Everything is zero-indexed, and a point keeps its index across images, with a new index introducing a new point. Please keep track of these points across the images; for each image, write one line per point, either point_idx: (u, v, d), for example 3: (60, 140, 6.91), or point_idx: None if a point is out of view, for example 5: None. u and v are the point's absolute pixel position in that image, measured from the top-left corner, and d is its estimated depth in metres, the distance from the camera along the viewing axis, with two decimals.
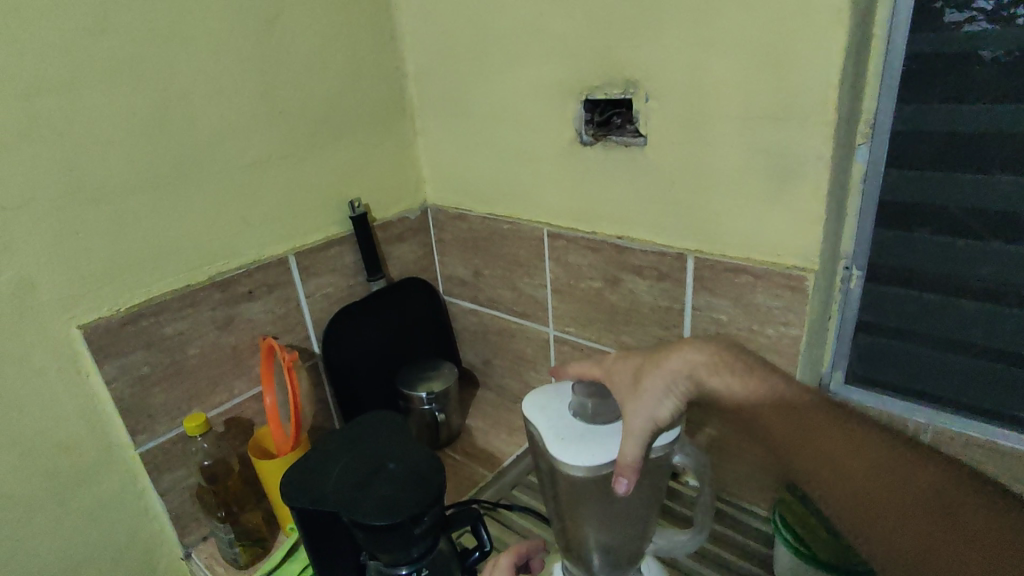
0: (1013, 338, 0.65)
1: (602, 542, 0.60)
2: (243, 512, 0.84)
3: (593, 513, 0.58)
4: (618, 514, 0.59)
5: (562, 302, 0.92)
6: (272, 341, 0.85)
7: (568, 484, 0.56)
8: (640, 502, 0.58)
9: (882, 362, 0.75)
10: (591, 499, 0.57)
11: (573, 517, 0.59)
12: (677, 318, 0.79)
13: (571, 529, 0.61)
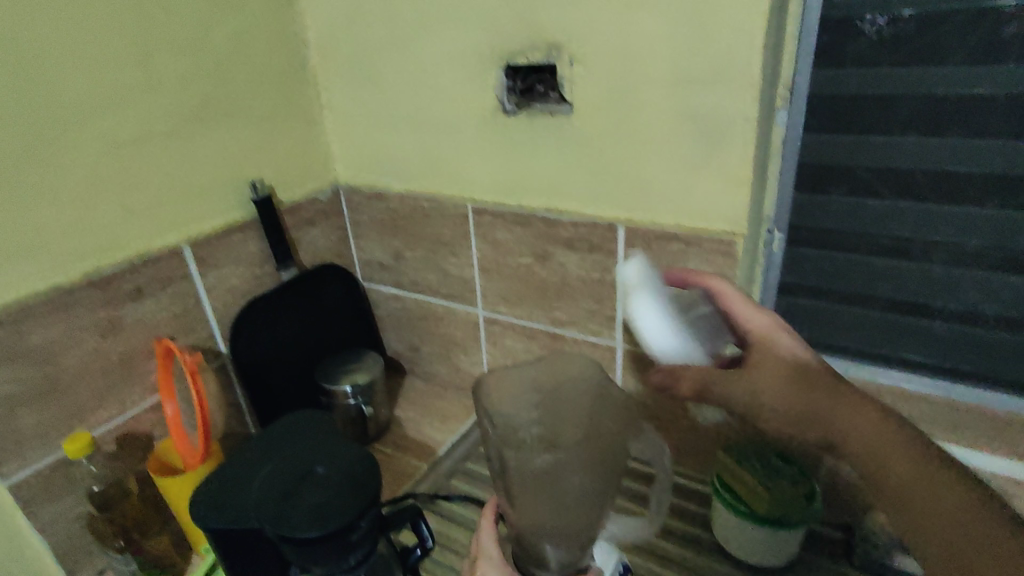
0: (917, 291, 0.69)
1: (557, 537, 0.55)
2: (145, 540, 0.75)
3: (542, 501, 0.54)
4: (569, 502, 0.54)
5: (491, 280, 0.89)
6: (168, 343, 0.76)
7: (518, 471, 0.54)
8: (593, 487, 0.55)
9: (801, 321, 0.78)
10: (540, 485, 0.54)
11: (522, 508, 0.55)
12: (609, 290, 0.78)
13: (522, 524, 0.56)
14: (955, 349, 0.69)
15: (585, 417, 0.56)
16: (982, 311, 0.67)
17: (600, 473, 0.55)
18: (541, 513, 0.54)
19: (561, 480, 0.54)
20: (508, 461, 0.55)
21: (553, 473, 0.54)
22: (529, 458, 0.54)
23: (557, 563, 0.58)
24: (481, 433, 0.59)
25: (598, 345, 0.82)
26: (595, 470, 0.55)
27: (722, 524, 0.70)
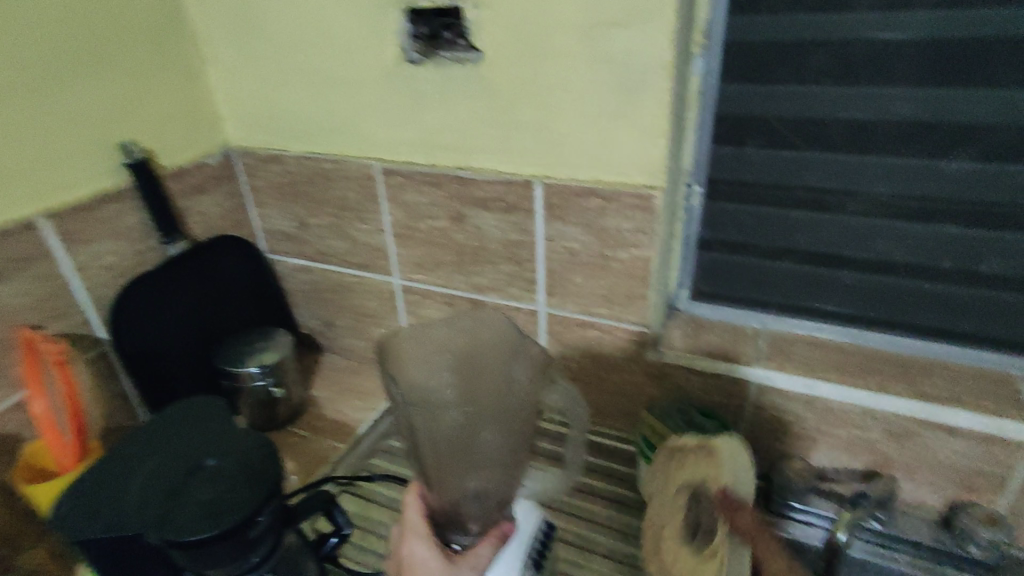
0: (830, 241, 0.70)
1: (477, 497, 0.54)
2: (16, 556, 0.68)
3: (455, 462, 0.53)
4: (479, 460, 0.53)
5: (405, 246, 0.83)
6: (30, 334, 0.67)
7: (430, 434, 0.53)
8: (506, 446, 0.54)
9: (720, 276, 0.77)
10: (454, 448, 0.53)
11: (437, 471, 0.54)
12: (528, 251, 0.74)
13: (442, 488, 0.54)
14: (863, 297, 0.71)
15: (488, 372, 0.54)
16: (891, 259, 0.68)
17: (512, 430, 0.54)
18: (457, 475, 0.54)
19: (471, 440, 0.53)
20: (416, 425, 0.53)
21: (463, 432, 0.53)
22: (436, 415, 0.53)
23: (478, 524, 0.56)
24: (388, 396, 0.55)
25: (520, 309, 0.79)
26: (507, 427, 0.54)
27: (644, 483, 0.71)
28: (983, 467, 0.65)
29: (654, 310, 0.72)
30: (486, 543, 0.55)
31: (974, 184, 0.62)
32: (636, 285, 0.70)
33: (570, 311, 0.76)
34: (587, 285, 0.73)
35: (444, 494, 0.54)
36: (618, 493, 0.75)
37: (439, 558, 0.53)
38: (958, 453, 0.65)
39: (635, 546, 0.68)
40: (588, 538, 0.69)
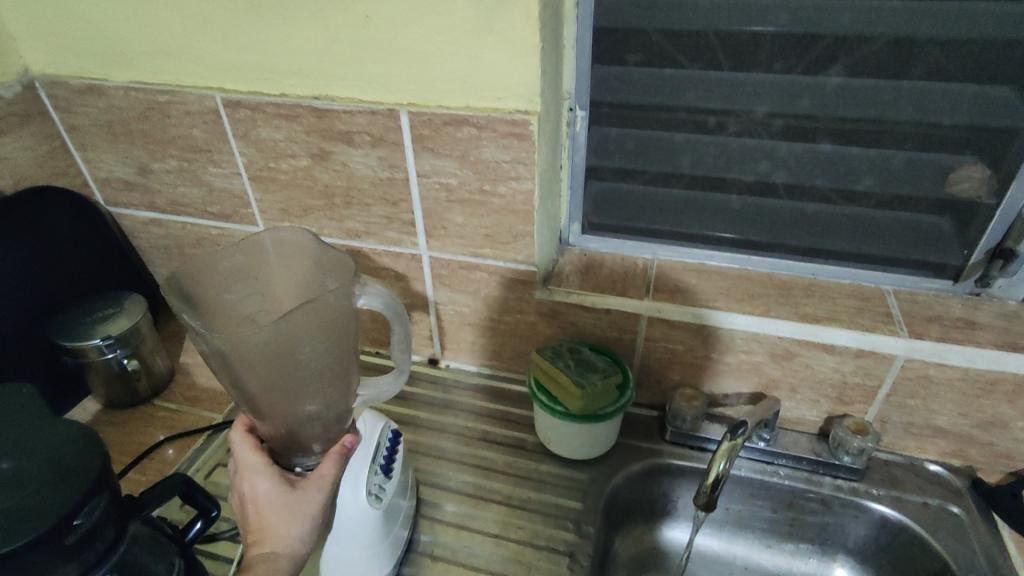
0: (712, 164, 0.68)
1: (314, 422, 0.52)
2: None
3: (279, 384, 0.48)
4: (309, 383, 0.49)
5: (265, 191, 0.73)
6: None
7: (242, 361, 0.46)
8: (330, 359, 0.49)
9: (614, 207, 0.74)
10: (270, 368, 0.47)
11: (262, 398, 0.50)
12: (402, 189, 0.67)
13: (270, 415, 0.51)
14: (747, 221, 0.71)
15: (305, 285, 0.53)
16: (771, 181, 0.68)
17: (337, 342, 0.49)
18: (287, 403, 0.50)
19: (290, 360, 0.47)
20: (224, 357, 0.46)
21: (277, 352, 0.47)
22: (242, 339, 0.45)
23: (320, 444, 0.54)
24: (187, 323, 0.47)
25: (402, 254, 0.73)
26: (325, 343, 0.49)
27: (543, 424, 0.69)
28: (860, 381, 0.66)
29: (539, 248, 0.68)
30: (329, 458, 0.52)
31: (849, 99, 0.61)
32: (519, 221, 0.66)
33: (454, 253, 0.71)
34: (468, 223, 0.68)
35: (279, 424, 0.51)
36: (514, 436, 0.73)
37: (280, 483, 0.51)
38: (833, 368, 0.66)
39: (529, 489, 0.67)
40: (483, 486, 0.67)
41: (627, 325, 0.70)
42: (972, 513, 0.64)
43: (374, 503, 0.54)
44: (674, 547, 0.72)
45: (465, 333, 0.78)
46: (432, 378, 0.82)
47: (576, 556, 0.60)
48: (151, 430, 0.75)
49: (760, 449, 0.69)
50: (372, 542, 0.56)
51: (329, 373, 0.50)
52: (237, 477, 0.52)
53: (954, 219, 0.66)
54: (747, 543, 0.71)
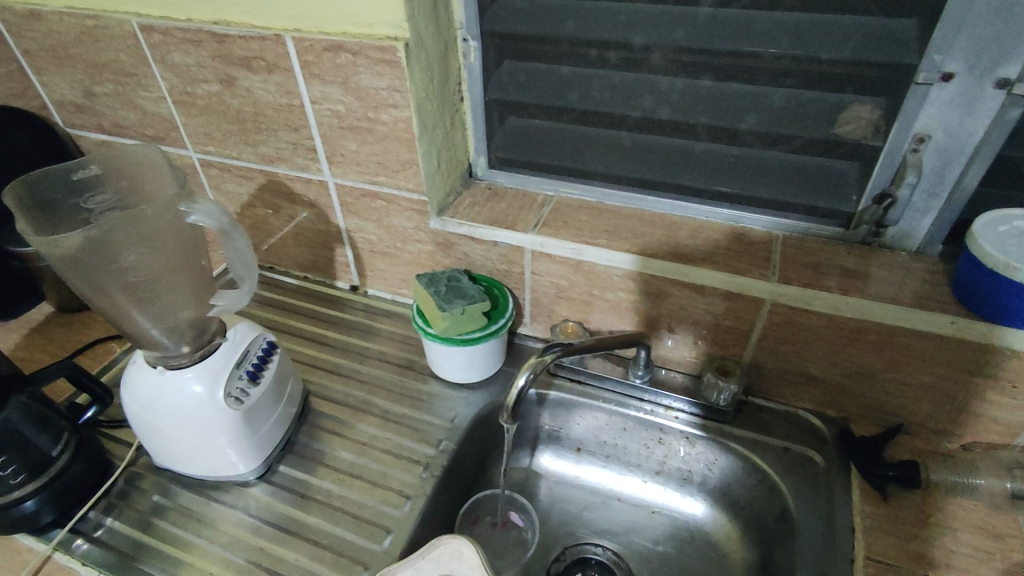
0: (599, 98, 0.69)
1: (162, 326, 0.56)
2: None
3: (115, 283, 0.52)
4: (146, 288, 0.53)
5: (188, 115, 0.78)
6: None
7: (70, 261, 0.49)
8: (158, 260, 0.52)
9: (520, 143, 0.76)
10: (99, 268, 0.51)
11: (107, 301, 0.53)
12: (300, 115, 0.70)
13: (122, 315, 0.54)
14: (640, 160, 0.71)
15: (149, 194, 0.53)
16: (655, 117, 0.67)
17: (162, 246, 0.52)
18: (132, 304, 0.54)
19: (117, 263, 0.51)
20: (55, 260, 0.49)
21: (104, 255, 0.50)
22: (59, 240, 0.48)
23: (188, 344, 0.58)
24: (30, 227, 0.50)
25: (311, 181, 0.77)
26: (157, 250, 0.52)
27: (428, 348, 0.73)
28: (730, 323, 0.66)
29: (427, 178, 0.70)
30: (186, 375, 0.57)
31: (722, 30, 0.60)
32: (404, 149, 0.68)
33: (354, 181, 0.74)
34: (362, 151, 0.70)
35: (130, 326, 0.55)
36: (410, 360, 0.78)
37: (157, 407, 0.58)
38: (705, 310, 0.66)
39: (408, 407, 0.72)
40: (367, 401, 0.73)
41: (515, 258, 0.72)
42: (830, 460, 0.65)
43: (234, 405, 0.58)
44: (553, 473, 0.77)
45: (378, 260, 0.82)
46: (352, 304, 0.87)
47: (430, 467, 0.66)
48: (92, 331, 0.83)
49: (637, 386, 0.72)
50: (232, 439, 0.60)
51: (165, 279, 0.54)
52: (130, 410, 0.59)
53: (860, 163, 0.63)
54: (623, 474, 0.75)
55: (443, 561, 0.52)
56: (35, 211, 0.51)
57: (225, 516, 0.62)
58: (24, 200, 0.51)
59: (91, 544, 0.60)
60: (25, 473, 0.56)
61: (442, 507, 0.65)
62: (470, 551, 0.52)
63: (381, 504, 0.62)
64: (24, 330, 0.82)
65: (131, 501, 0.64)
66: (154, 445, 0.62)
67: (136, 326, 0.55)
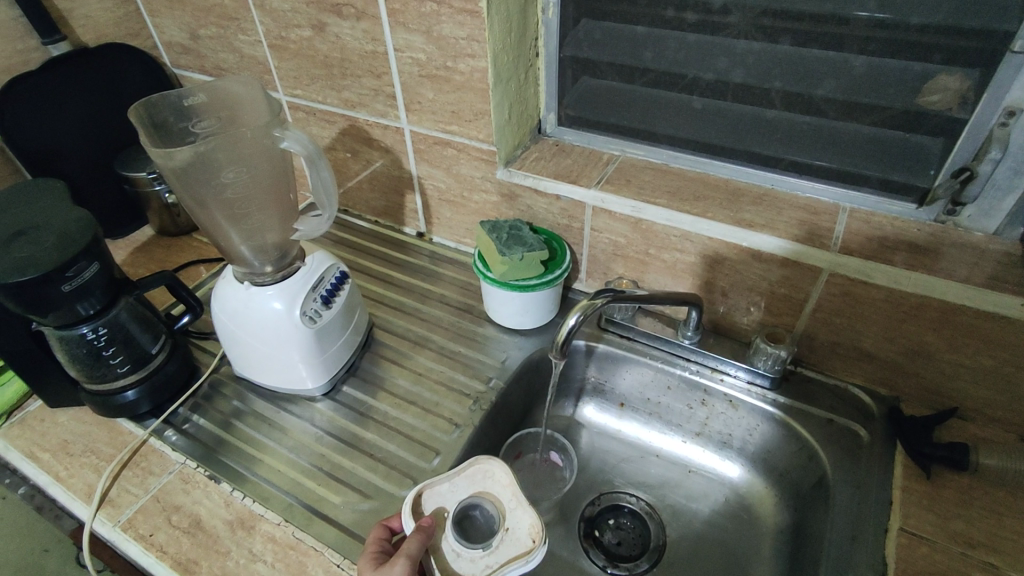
0: (673, 59, 0.70)
1: (250, 243, 0.62)
2: None
3: (215, 199, 0.58)
4: (239, 205, 0.59)
5: (281, 59, 0.83)
6: None
7: (179, 175, 0.56)
8: (253, 182, 0.58)
9: (590, 102, 0.78)
10: (203, 184, 0.57)
11: (206, 215, 0.60)
12: (384, 62, 0.74)
13: (218, 230, 0.61)
14: (708, 124, 0.72)
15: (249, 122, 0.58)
16: (729, 80, 0.68)
17: (257, 169, 0.58)
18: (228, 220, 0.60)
19: (218, 181, 0.57)
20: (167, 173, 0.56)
21: (208, 173, 0.56)
22: (172, 155, 0.54)
23: (273, 265, 0.64)
24: (148, 142, 0.57)
25: (389, 128, 0.81)
26: (251, 171, 0.58)
27: (486, 293, 0.77)
28: (785, 291, 0.67)
29: (497, 129, 0.73)
30: (270, 290, 0.62)
31: None
32: (478, 99, 0.71)
33: (429, 129, 0.78)
34: (438, 99, 0.74)
35: (224, 241, 0.61)
36: (468, 305, 0.82)
37: (240, 318, 0.64)
38: (761, 276, 0.67)
39: (463, 346, 0.76)
40: (425, 337, 0.78)
41: (576, 213, 0.74)
42: (875, 436, 0.64)
43: (308, 323, 0.64)
44: (595, 424, 0.80)
45: (445, 207, 0.86)
46: (418, 249, 0.91)
47: (479, 400, 0.70)
48: (185, 254, 0.91)
49: (685, 347, 0.73)
50: (304, 354, 0.66)
51: (256, 199, 0.60)
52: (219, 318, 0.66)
53: (944, 139, 0.60)
54: (663, 432, 0.77)
55: (477, 480, 0.57)
56: (150, 128, 0.57)
57: (294, 424, 0.69)
58: (143, 119, 0.57)
59: (180, 435, 0.68)
60: (129, 365, 0.65)
61: (487, 439, 0.70)
62: (502, 473, 0.57)
63: (432, 429, 0.67)
64: (131, 248, 0.92)
65: (215, 403, 0.72)
66: (234, 354, 0.68)
67: (230, 242, 0.61)
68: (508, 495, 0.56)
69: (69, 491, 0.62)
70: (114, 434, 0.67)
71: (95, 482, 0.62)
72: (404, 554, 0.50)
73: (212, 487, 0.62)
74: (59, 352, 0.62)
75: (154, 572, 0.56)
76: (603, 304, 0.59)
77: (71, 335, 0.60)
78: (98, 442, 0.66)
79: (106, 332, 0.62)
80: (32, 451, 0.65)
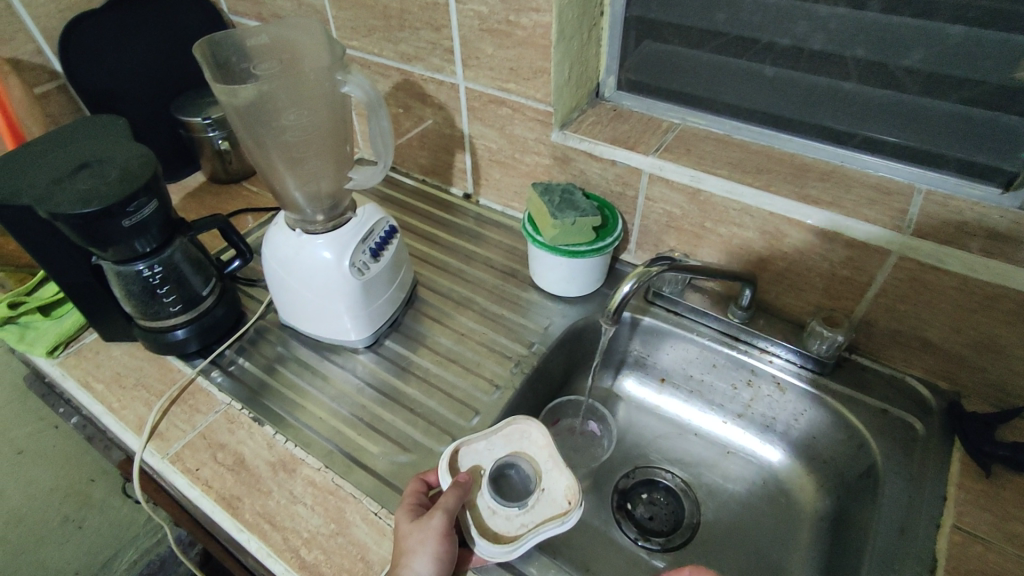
0: (747, 22, 0.66)
1: (304, 190, 0.62)
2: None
3: (273, 139, 0.59)
4: (296, 148, 0.60)
5: (338, 8, 0.81)
6: None
7: (240, 112, 0.56)
8: (310, 125, 0.59)
9: (653, 66, 0.75)
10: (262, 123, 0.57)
11: (264, 155, 0.61)
12: (443, 14, 0.72)
13: (275, 172, 0.61)
14: (778, 94, 0.68)
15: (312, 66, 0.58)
16: (806, 46, 0.64)
17: (315, 112, 0.58)
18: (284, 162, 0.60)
19: (277, 122, 0.57)
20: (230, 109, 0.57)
21: (268, 113, 0.57)
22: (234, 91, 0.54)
23: (323, 214, 0.63)
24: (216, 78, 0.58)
25: (444, 84, 0.80)
26: (310, 113, 0.58)
27: (532, 257, 0.76)
28: (846, 272, 0.64)
29: (556, 89, 0.71)
30: (321, 237, 0.62)
31: None
32: (538, 56, 0.69)
33: (485, 86, 0.76)
34: (497, 55, 0.72)
35: (279, 183, 0.62)
36: (512, 269, 0.81)
37: (288, 264, 0.64)
38: (822, 256, 0.64)
39: (503, 309, 0.76)
40: (468, 298, 0.77)
41: (631, 180, 0.72)
42: (932, 429, 0.62)
43: (356, 274, 0.64)
44: (634, 397, 0.79)
45: (495, 169, 0.84)
46: (464, 210, 0.90)
47: (521, 364, 0.69)
48: (235, 201, 0.92)
49: (734, 325, 0.71)
50: (351, 305, 0.66)
51: (313, 143, 0.60)
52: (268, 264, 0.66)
53: None
54: (704, 410, 0.76)
55: (515, 440, 0.57)
56: (214, 68, 0.58)
57: (335, 374, 0.70)
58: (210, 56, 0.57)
59: (225, 376, 0.69)
60: (181, 305, 0.66)
61: (526, 403, 0.69)
62: (539, 435, 0.57)
63: (472, 388, 0.67)
64: (183, 193, 0.93)
65: (259, 348, 0.72)
66: (282, 300, 0.69)
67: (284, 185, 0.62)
68: (545, 456, 0.55)
69: (120, 422, 0.64)
70: (164, 370, 0.69)
71: (146, 415, 0.64)
72: (441, 506, 0.50)
73: (256, 429, 0.63)
74: (116, 287, 0.63)
75: (199, 504, 0.57)
76: (658, 273, 0.57)
77: (127, 272, 0.62)
78: (149, 377, 0.68)
79: (161, 270, 0.63)
80: (87, 381, 0.68)
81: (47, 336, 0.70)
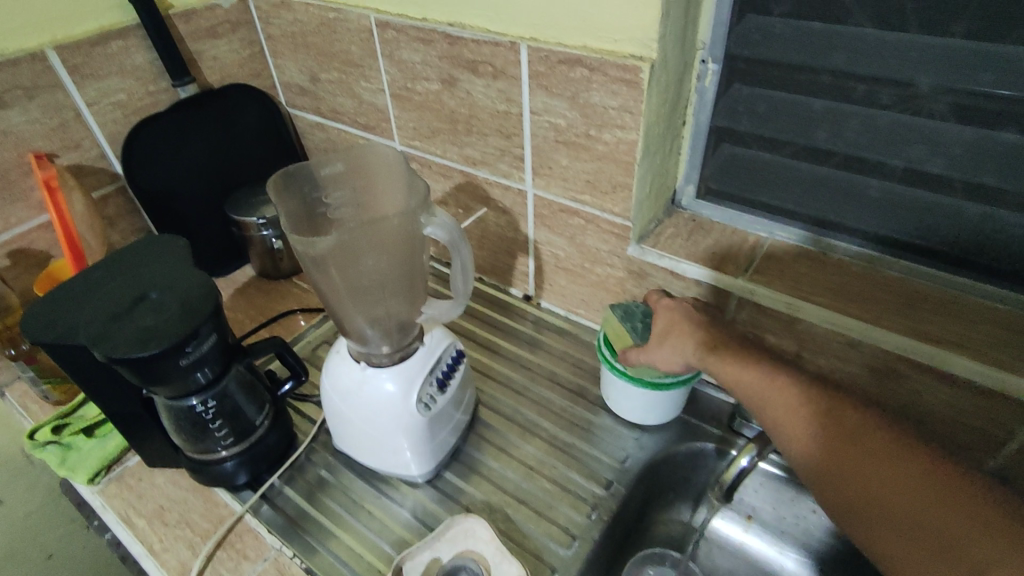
0: (855, 140, 0.60)
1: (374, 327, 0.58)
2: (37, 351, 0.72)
3: (346, 280, 0.55)
4: (369, 288, 0.56)
5: (402, 110, 0.79)
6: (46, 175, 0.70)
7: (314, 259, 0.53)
8: (387, 266, 0.55)
9: (736, 172, 0.69)
10: (336, 266, 0.54)
11: (332, 293, 0.56)
12: (516, 123, 0.69)
13: (343, 309, 0.57)
14: (886, 213, 0.62)
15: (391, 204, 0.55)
16: (922, 169, 0.58)
17: (394, 254, 0.55)
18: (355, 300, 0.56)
19: (353, 266, 0.54)
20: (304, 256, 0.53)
21: (345, 258, 0.53)
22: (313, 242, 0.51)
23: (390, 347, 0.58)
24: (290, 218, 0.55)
25: (510, 188, 0.76)
26: (388, 255, 0.55)
27: (606, 381, 0.70)
28: (972, 420, 0.56)
29: (636, 203, 0.66)
30: (388, 371, 0.57)
31: None
32: (620, 171, 0.64)
33: (556, 195, 0.72)
34: (572, 167, 0.68)
35: (346, 320, 0.58)
36: (581, 386, 0.75)
37: (350, 399, 0.59)
38: (944, 402, 0.57)
39: (574, 437, 0.69)
40: (535, 422, 0.71)
41: (718, 301, 0.66)
42: None
43: (422, 410, 0.58)
44: (717, 535, 0.71)
45: (560, 274, 0.79)
46: (523, 313, 0.85)
47: (597, 509, 0.62)
48: (286, 300, 0.88)
49: None
50: (416, 441, 0.60)
51: (389, 284, 0.56)
52: (329, 400, 0.61)
53: None
54: (800, 555, 0.67)
55: (457, 541, 0.56)
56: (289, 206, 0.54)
57: (392, 510, 0.63)
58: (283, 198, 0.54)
59: (273, 509, 0.63)
60: (233, 437, 0.61)
61: (603, 553, 0.62)
62: (482, 530, 0.57)
63: (545, 537, 0.60)
64: (233, 289, 0.90)
65: (306, 474, 0.67)
66: (338, 430, 0.63)
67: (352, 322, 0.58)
68: (492, 549, 0.56)
69: (162, 570, 0.58)
70: (209, 505, 0.63)
71: (189, 562, 0.59)
72: None
73: None
74: (166, 419, 0.59)
75: None
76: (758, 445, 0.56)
77: (180, 406, 0.57)
78: (193, 513, 0.63)
79: (215, 403, 0.58)
80: (127, 515, 0.63)
81: (89, 460, 0.66)
